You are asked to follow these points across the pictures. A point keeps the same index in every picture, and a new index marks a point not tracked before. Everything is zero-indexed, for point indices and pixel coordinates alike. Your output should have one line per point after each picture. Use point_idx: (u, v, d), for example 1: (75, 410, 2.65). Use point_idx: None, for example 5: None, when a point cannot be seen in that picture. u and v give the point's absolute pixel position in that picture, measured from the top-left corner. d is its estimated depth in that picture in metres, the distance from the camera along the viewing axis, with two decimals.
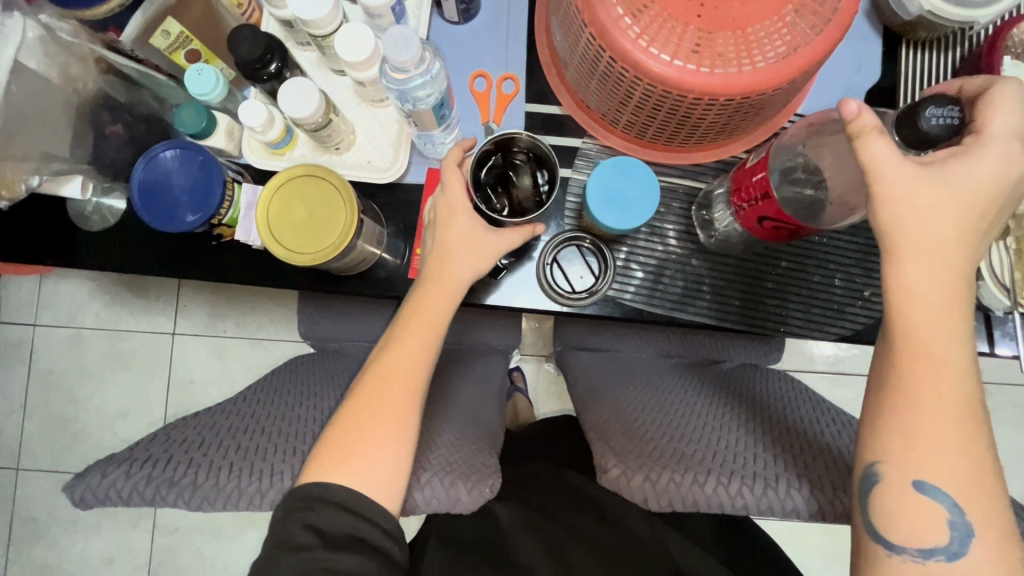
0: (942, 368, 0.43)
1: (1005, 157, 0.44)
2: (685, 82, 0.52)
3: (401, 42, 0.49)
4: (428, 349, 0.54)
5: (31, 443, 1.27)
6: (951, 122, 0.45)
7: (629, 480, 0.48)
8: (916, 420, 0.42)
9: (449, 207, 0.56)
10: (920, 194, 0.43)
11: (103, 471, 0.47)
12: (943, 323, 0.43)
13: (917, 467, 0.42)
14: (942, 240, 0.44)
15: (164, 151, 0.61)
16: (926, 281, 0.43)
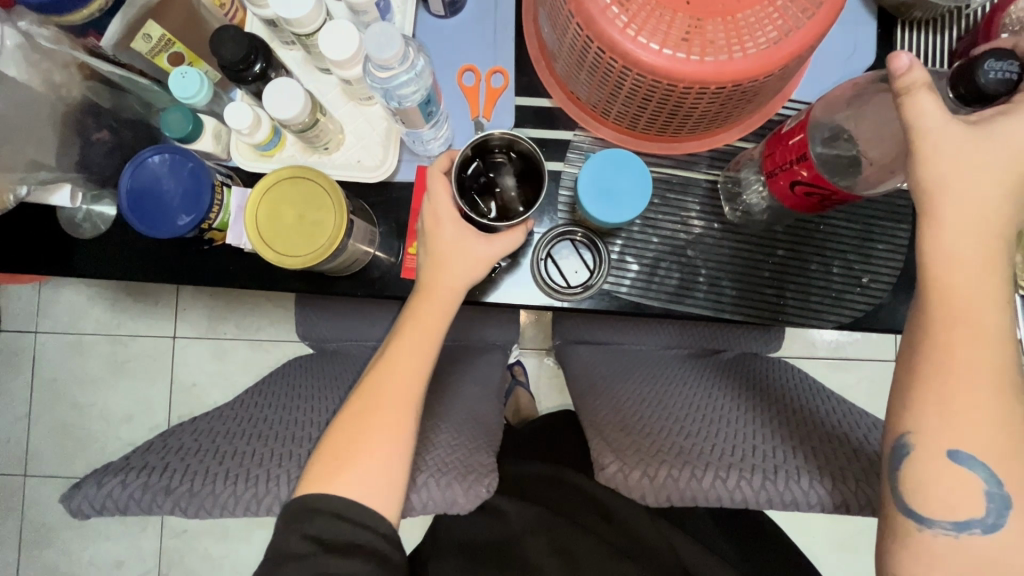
0: (981, 337, 0.41)
1: None
2: (675, 71, 0.51)
3: (384, 39, 0.48)
4: (424, 358, 0.55)
5: (37, 449, 1.28)
6: (1009, 76, 0.44)
7: (627, 477, 0.48)
8: (953, 390, 0.41)
9: (436, 216, 0.56)
10: (964, 154, 0.41)
11: (98, 481, 0.47)
12: (984, 291, 0.42)
13: (954, 441, 0.41)
14: (982, 206, 0.42)
15: (151, 155, 0.60)
16: (967, 247, 0.42)
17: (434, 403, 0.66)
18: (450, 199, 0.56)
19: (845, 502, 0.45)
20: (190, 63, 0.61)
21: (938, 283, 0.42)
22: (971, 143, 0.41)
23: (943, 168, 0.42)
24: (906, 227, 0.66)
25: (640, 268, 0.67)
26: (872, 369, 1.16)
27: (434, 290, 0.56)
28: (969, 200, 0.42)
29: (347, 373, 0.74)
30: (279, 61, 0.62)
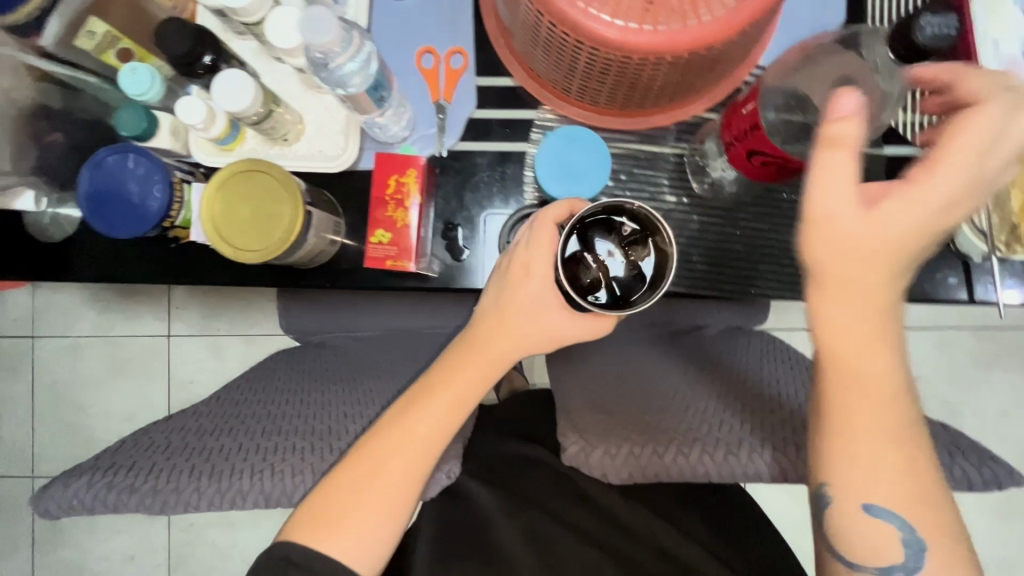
0: (878, 398, 0.43)
1: (950, 189, 0.42)
2: (628, 42, 0.50)
3: (320, 23, 0.49)
4: (441, 441, 0.53)
5: (43, 450, 1.30)
6: (946, 31, 0.53)
7: (588, 456, 0.47)
8: (857, 447, 0.43)
9: (524, 270, 0.54)
10: (853, 233, 0.43)
11: (65, 482, 0.47)
12: (880, 353, 0.44)
13: (867, 496, 0.43)
14: (877, 279, 0.44)
15: (107, 156, 0.60)
16: (864, 310, 0.44)
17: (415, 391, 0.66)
18: (546, 258, 0.53)
19: (791, 473, 0.45)
20: (140, 60, 0.60)
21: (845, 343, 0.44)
22: (864, 219, 0.43)
23: (834, 243, 0.43)
24: None
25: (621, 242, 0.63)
26: None
27: (474, 357, 0.55)
28: (863, 271, 0.43)
29: (329, 368, 0.73)
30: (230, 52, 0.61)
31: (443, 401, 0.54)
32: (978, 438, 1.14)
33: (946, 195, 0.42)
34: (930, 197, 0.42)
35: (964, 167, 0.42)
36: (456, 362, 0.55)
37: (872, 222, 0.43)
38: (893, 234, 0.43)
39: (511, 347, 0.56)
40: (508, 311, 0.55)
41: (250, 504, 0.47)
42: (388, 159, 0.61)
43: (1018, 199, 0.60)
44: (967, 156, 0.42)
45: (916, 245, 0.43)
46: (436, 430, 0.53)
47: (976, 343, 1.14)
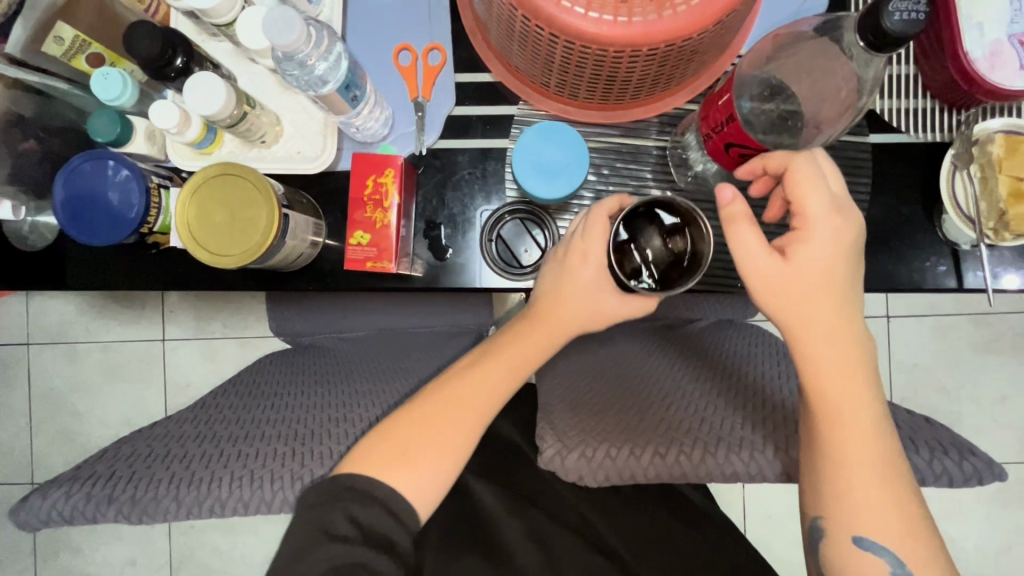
0: (855, 436, 0.44)
1: (834, 234, 0.47)
2: (603, 35, 0.48)
3: (282, 26, 0.50)
4: (473, 429, 0.54)
5: (42, 456, 1.30)
6: (915, 17, 0.42)
7: (565, 460, 0.45)
8: (848, 484, 0.44)
9: (583, 256, 0.55)
10: (788, 282, 0.47)
11: (43, 493, 0.47)
12: (847, 389, 0.45)
13: (856, 527, 0.44)
14: (822, 322, 0.46)
15: (82, 163, 0.59)
16: (821, 351, 0.46)
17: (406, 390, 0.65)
18: (603, 243, 0.55)
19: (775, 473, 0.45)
20: (112, 64, 0.60)
21: (812, 389, 0.46)
22: (783, 271, 0.47)
23: (768, 301, 0.47)
24: (866, 183, 0.63)
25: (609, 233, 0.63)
26: None
27: (535, 334, 0.57)
28: (802, 319, 0.46)
29: (320, 369, 0.73)
30: (204, 55, 0.61)
31: (500, 374, 0.56)
32: (977, 424, 1.13)
33: (833, 235, 0.47)
34: (820, 240, 0.47)
35: (827, 210, 0.47)
36: (517, 338, 0.57)
37: (791, 273, 0.46)
38: (818, 280, 0.47)
39: (576, 324, 0.57)
40: (570, 293, 0.56)
41: (229, 512, 0.46)
42: (366, 159, 0.60)
43: (1005, 185, 0.58)
44: (825, 200, 0.47)
45: (836, 283, 0.47)
46: (425, 448, 0.52)
47: (973, 328, 1.13)
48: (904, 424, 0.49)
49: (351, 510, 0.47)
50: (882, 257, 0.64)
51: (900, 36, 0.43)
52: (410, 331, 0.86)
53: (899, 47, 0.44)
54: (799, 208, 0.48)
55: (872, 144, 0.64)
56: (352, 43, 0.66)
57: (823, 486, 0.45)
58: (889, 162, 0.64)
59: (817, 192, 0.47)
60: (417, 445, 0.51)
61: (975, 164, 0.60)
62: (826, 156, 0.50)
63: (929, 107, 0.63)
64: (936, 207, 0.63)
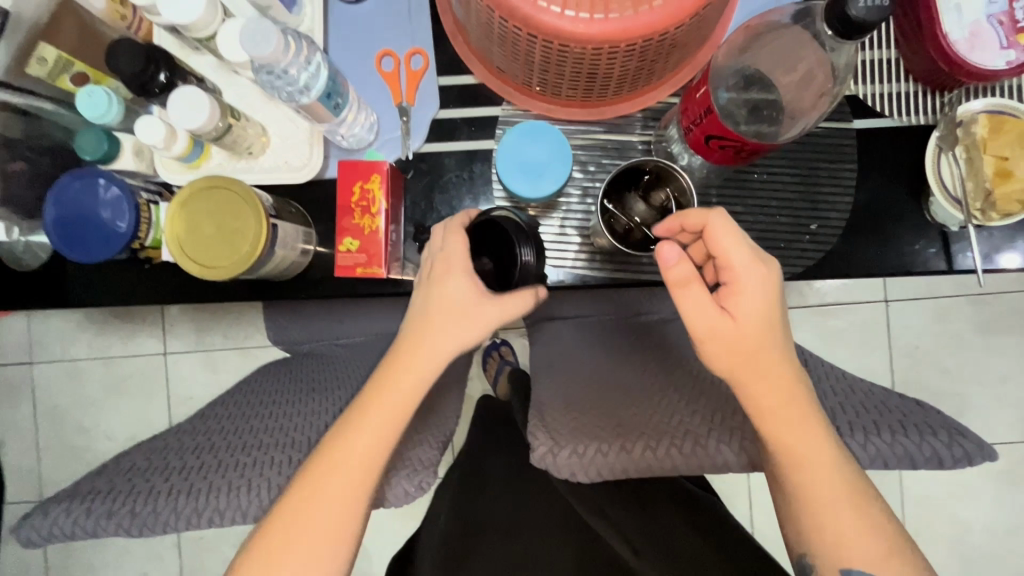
0: (822, 479, 0.44)
1: (762, 280, 0.45)
2: (579, 34, 0.49)
3: (259, 38, 0.50)
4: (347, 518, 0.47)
5: (50, 474, 1.31)
6: (878, 4, 0.42)
7: (556, 458, 0.46)
8: (828, 518, 0.44)
9: (445, 265, 0.51)
10: (733, 337, 0.45)
11: (44, 510, 0.48)
12: (806, 431, 0.44)
13: (843, 560, 0.44)
14: (765, 375, 0.45)
15: (71, 181, 0.60)
16: (772, 402, 0.44)
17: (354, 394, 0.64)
18: (461, 248, 0.51)
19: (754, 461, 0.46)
20: (96, 82, 0.61)
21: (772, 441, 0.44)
22: (729, 329, 0.45)
23: (716, 362, 0.45)
24: (851, 168, 0.64)
25: (598, 227, 0.62)
26: (861, 313, 1.14)
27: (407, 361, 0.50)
28: (751, 376, 0.45)
29: (310, 379, 0.73)
30: (188, 69, 0.61)
31: (368, 427, 0.48)
32: (981, 405, 1.13)
33: (762, 284, 0.45)
34: (751, 290, 0.45)
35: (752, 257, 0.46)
36: (379, 382, 0.50)
37: (737, 331, 0.45)
38: (761, 329, 0.45)
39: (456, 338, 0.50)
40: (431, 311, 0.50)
41: (229, 521, 0.46)
42: (353, 165, 0.61)
43: (991, 165, 0.58)
44: (748, 251, 0.46)
45: (769, 328, 0.45)
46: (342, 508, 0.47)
47: (972, 309, 1.13)
48: (895, 409, 0.47)
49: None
50: (871, 243, 0.64)
51: (866, 23, 0.43)
52: None
53: (866, 34, 0.44)
54: (725, 262, 0.46)
55: (857, 130, 0.64)
56: (334, 51, 0.66)
57: (809, 523, 0.45)
58: (874, 148, 0.64)
59: (741, 243, 0.45)
60: (334, 498, 0.47)
61: (960, 145, 0.60)
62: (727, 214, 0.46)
63: (911, 90, 0.63)
64: (923, 190, 0.63)
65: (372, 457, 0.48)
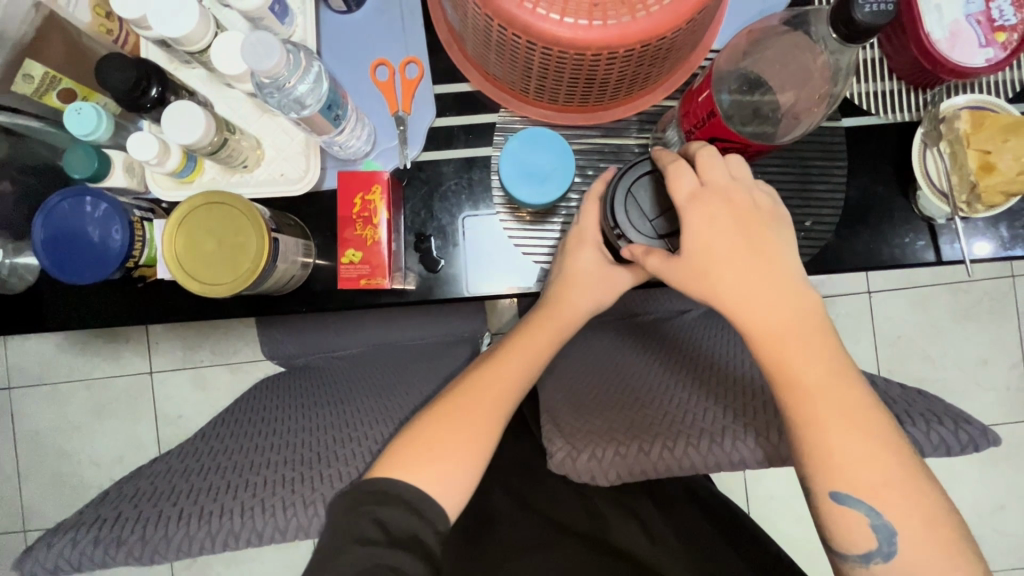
0: (824, 394, 0.45)
1: (712, 215, 0.50)
2: (579, 40, 0.49)
3: (262, 51, 0.50)
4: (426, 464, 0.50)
5: (33, 503, 1.26)
6: (882, 8, 0.43)
7: (575, 461, 0.46)
8: (826, 430, 0.44)
9: (580, 240, 0.60)
10: (701, 265, 0.49)
11: (49, 542, 0.46)
12: (815, 350, 0.46)
13: (842, 488, 0.43)
14: (745, 288, 0.48)
15: (60, 202, 0.58)
16: (771, 315, 0.47)
17: (415, 407, 0.64)
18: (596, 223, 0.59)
19: (771, 457, 0.45)
20: (84, 98, 0.59)
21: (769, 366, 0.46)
22: (688, 260, 0.50)
23: (705, 292, 0.49)
24: (841, 166, 0.65)
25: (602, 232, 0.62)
26: (846, 305, 1.17)
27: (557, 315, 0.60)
28: (734, 290, 0.48)
29: (320, 391, 0.71)
30: (179, 84, 0.60)
31: (514, 361, 0.58)
32: (963, 390, 1.16)
33: (732, 214, 0.50)
34: (708, 223, 0.50)
35: (723, 190, 0.50)
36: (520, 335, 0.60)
37: (698, 258, 0.49)
38: (723, 254, 0.49)
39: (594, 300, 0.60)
40: (578, 275, 0.60)
41: (242, 543, 0.44)
42: (353, 177, 0.60)
43: (974, 159, 0.60)
44: (696, 184, 0.50)
45: (760, 247, 0.49)
46: (473, 439, 0.53)
47: (952, 297, 1.16)
48: (899, 399, 0.49)
49: (377, 513, 0.46)
50: (863, 237, 0.66)
51: (870, 27, 0.44)
52: (406, 344, 0.85)
53: (870, 37, 0.45)
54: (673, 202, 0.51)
55: (845, 127, 0.66)
56: (327, 61, 0.66)
57: (803, 440, 0.44)
58: (862, 144, 0.66)
59: (686, 175, 0.50)
60: (470, 424, 0.54)
61: (943, 141, 0.62)
62: (711, 150, 0.51)
63: (896, 88, 0.65)
64: (910, 185, 0.65)
65: (502, 400, 0.56)
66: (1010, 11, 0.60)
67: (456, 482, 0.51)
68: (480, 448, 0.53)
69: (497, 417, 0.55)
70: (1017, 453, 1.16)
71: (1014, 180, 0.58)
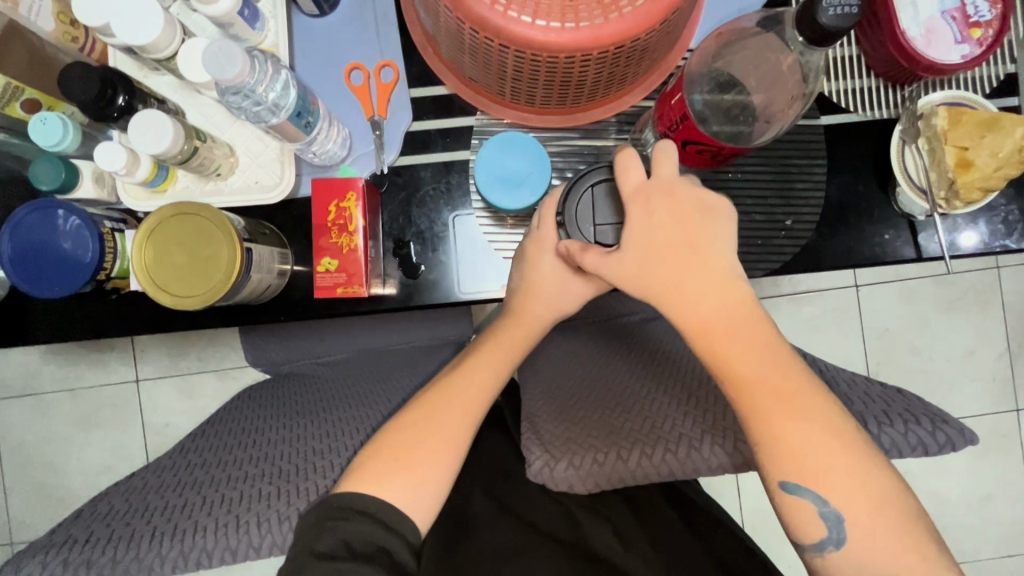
0: (775, 382, 0.44)
1: (655, 203, 0.49)
2: (551, 43, 0.48)
3: (225, 60, 0.49)
4: (395, 477, 0.50)
5: (20, 516, 1.25)
6: (847, 10, 0.43)
7: (552, 471, 0.46)
8: (771, 419, 0.43)
9: (539, 246, 0.58)
10: (650, 259, 0.48)
11: (16, 565, 0.45)
12: (752, 343, 0.45)
13: (790, 474, 0.42)
14: (693, 281, 0.47)
15: (27, 215, 0.57)
16: (712, 307, 0.46)
17: (391, 413, 0.63)
18: (554, 230, 0.58)
19: (750, 462, 0.44)
20: (49, 108, 0.58)
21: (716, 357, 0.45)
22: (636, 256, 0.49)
23: (652, 281, 0.48)
24: (821, 164, 0.65)
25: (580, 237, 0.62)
26: (834, 299, 1.17)
27: (527, 319, 0.61)
28: (676, 284, 0.47)
29: (301, 400, 0.70)
30: (147, 91, 0.59)
31: (483, 366, 0.58)
32: (950, 382, 1.17)
33: (663, 206, 0.49)
34: (651, 216, 0.49)
35: (666, 187, 0.49)
36: (485, 343, 0.61)
37: (647, 252, 0.48)
38: (666, 247, 0.48)
39: (553, 307, 0.60)
40: (540, 284, 0.60)
41: (217, 562, 0.44)
42: (327, 185, 0.59)
43: (952, 155, 0.59)
44: (643, 178, 0.50)
45: (698, 237, 0.48)
46: (441, 445, 0.53)
47: (937, 289, 1.17)
48: (878, 400, 0.48)
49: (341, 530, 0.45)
50: (844, 235, 0.66)
51: (836, 30, 0.44)
52: (390, 350, 0.85)
53: (837, 39, 0.45)
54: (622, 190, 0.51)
55: (825, 126, 0.65)
56: (301, 66, 0.65)
57: (752, 431, 0.43)
58: (842, 143, 0.66)
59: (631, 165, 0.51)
60: (448, 428, 0.54)
61: (922, 137, 0.62)
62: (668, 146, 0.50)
63: (874, 85, 0.65)
64: (889, 182, 0.65)
65: (467, 408, 0.56)
66: (985, 7, 0.60)
67: (430, 482, 0.51)
68: (450, 451, 0.53)
69: (469, 420, 0.55)
70: (1004, 443, 1.17)
71: (991, 176, 0.58)
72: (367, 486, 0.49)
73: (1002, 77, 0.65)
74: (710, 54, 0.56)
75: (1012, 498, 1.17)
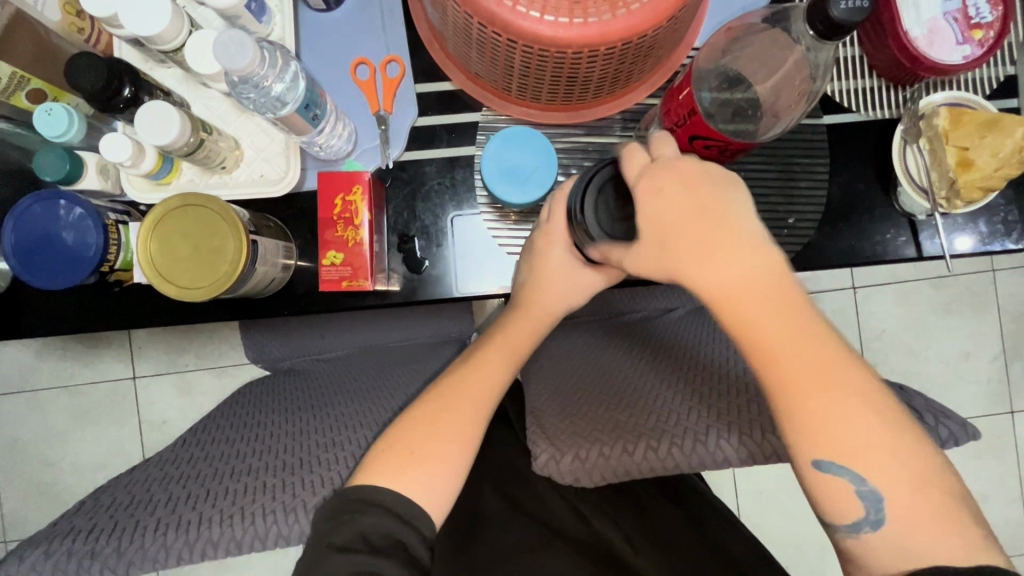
0: (802, 359, 0.43)
1: (677, 177, 0.49)
2: (559, 38, 0.49)
3: (235, 50, 0.49)
4: (401, 471, 0.49)
5: (13, 513, 1.24)
6: (858, 5, 0.43)
7: (560, 464, 0.46)
8: (801, 397, 0.43)
9: (548, 241, 0.59)
10: (671, 237, 0.47)
11: (20, 556, 0.44)
12: (780, 321, 0.44)
13: (823, 453, 0.42)
14: (714, 259, 0.46)
15: (31, 205, 0.57)
16: (733, 282, 0.45)
17: (393, 407, 0.63)
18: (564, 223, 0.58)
19: (759, 455, 0.44)
20: (53, 97, 0.58)
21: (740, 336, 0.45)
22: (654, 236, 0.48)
23: (672, 261, 0.47)
24: (824, 163, 0.66)
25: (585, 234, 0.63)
26: (832, 301, 1.18)
27: (533, 312, 0.61)
28: (692, 265, 0.46)
29: (303, 395, 0.70)
30: (153, 83, 0.59)
31: (489, 361, 0.59)
32: (946, 383, 1.18)
33: (677, 184, 0.48)
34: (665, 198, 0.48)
35: (670, 169, 0.49)
36: (492, 337, 0.61)
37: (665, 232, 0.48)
38: (686, 224, 0.47)
39: (557, 303, 0.61)
40: (547, 278, 0.60)
41: (223, 553, 0.44)
42: (332, 178, 0.59)
43: (954, 156, 0.60)
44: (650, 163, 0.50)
45: (719, 212, 0.47)
46: (448, 440, 0.53)
47: (934, 292, 1.18)
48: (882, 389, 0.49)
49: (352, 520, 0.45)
50: (845, 233, 0.66)
51: (847, 25, 0.44)
52: (392, 346, 0.85)
53: (846, 35, 0.45)
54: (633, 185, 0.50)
55: (827, 125, 0.66)
56: (307, 60, 0.65)
57: (778, 410, 0.43)
58: (843, 142, 0.66)
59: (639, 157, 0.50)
60: (454, 423, 0.54)
61: (923, 137, 0.63)
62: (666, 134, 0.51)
63: (876, 86, 0.66)
64: (890, 181, 0.66)
65: (474, 406, 0.55)
66: (986, 9, 0.61)
67: (438, 475, 0.51)
68: (456, 445, 0.53)
69: (476, 415, 0.55)
70: (999, 445, 1.18)
71: (991, 176, 0.59)
72: (373, 478, 0.48)
73: (1002, 79, 0.65)
74: (716, 51, 0.56)
75: (1007, 500, 1.17)
